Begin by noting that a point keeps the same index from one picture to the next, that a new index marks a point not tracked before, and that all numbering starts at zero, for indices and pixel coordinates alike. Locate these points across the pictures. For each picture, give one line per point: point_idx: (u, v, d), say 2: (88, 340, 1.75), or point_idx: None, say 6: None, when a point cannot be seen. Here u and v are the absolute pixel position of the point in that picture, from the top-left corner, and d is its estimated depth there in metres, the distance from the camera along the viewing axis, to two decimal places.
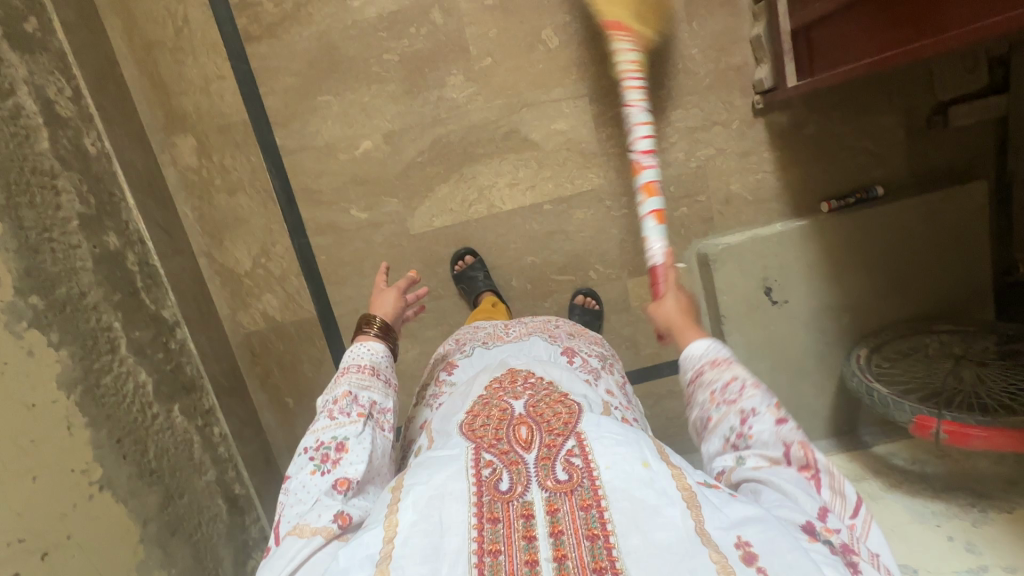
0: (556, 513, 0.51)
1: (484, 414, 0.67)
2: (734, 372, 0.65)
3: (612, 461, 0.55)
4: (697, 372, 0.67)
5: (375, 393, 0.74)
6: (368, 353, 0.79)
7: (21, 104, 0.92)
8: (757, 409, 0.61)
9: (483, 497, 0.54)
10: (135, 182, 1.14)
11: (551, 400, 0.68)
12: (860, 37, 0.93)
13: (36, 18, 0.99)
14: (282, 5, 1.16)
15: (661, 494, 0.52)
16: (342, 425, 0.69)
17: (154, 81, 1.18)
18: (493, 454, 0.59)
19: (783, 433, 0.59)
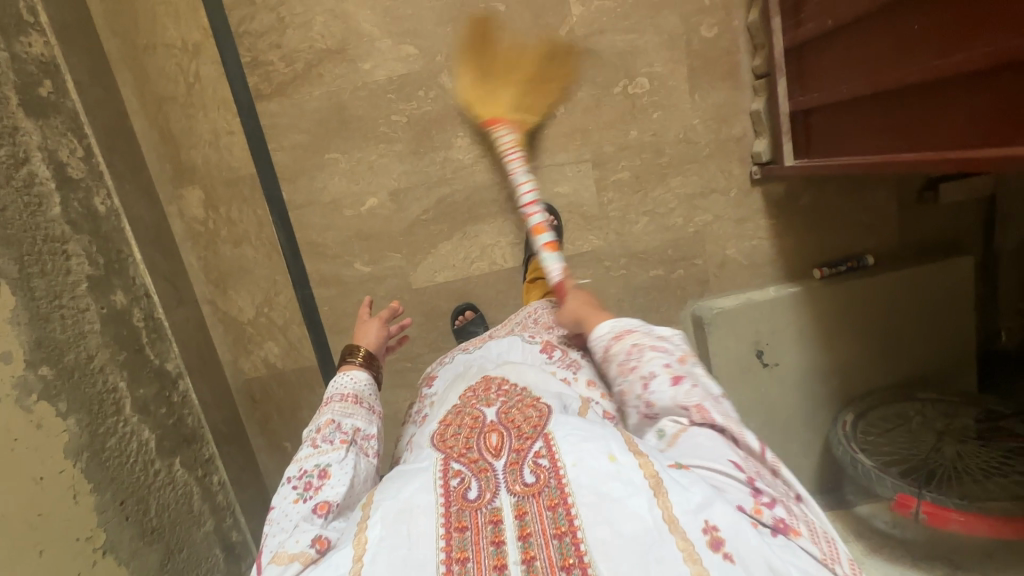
0: (524, 517, 0.53)
1: (457, 423, 0.68)
2: (631, 342, 0.73)
3: (578, 456, 0.55)
4: (606, 349, 0.76)
5: (357, 419, 0.77)
6: (351, 382, 0.84)
7: (34, 171, 0.93)
8: (656, 373, 0.69)
9: (451, 507, 0.55)
10: (142, 236, 1.15)
11: (523, 405, 0.68)
12: (856, 132, 0.96)
13: (51, 81, 1.01)
14: (293, 65, 1.17)
15: (626, 484, 0.52)
16: (325, 453, 0.71)
17: (163, 134, 1.20)
18: (461, 463, 0.60)
19: (681, 396, 0.66)
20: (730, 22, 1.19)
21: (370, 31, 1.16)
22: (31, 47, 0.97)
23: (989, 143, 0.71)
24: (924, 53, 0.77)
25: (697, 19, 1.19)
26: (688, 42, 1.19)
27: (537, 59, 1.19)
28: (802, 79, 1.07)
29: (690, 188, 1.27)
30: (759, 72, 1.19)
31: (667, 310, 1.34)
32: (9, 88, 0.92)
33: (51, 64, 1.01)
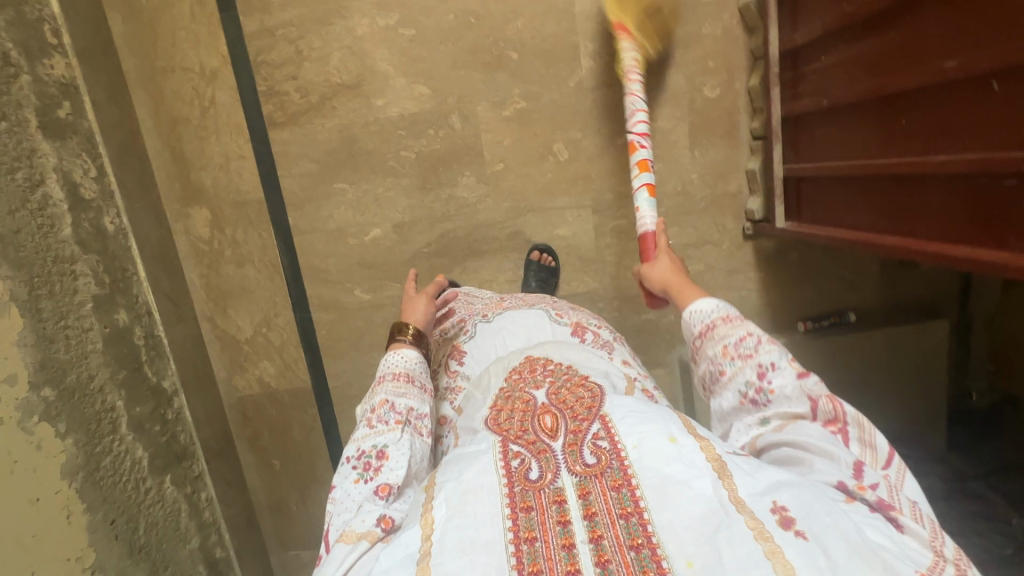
0: (587, 497, 0.53)
1: (508, 407, 0.70)
2: (748, 329, 0.67)
3: (639, 439, 0.56)
4: (709, 326, 0.71)
5: (410, 399, 0.78)
6: (402, 361, 0.83)
7: (49, 193, 0.95)
8: (777, 364, 0.64)
9: (514, 487, 0.55)
10: (148, 254, 1.17)
11: (572, 387, 0.71)
12: (843, 208, 1.01)
13: (69, 103, 1.02)
14: (308, 96, 1.20)
15: (690, 467, 0.52)
16: (381, 434, 0.73)
17: (175, 155, 1.22)
18: (520, 445, 0.60)
19: (808, 386, 0.62)
20: (732, 84, 1.24)
21: (385, 69, 1.20)
22: (52, 69, 1.00)
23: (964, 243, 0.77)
24: (908, 147, 0.83)
25: (701, 80, 1.24)
26: (690, 101, 1.24)
27: (545, 107, 1.23)
28: (796, 149, 1.12)
29: (684, 238, 1.32)
30: (756, 134, 1.24)
31: (656, 353, 1.39)
32: (30, 110, 0.93)
33: (71, 84, 1.03)
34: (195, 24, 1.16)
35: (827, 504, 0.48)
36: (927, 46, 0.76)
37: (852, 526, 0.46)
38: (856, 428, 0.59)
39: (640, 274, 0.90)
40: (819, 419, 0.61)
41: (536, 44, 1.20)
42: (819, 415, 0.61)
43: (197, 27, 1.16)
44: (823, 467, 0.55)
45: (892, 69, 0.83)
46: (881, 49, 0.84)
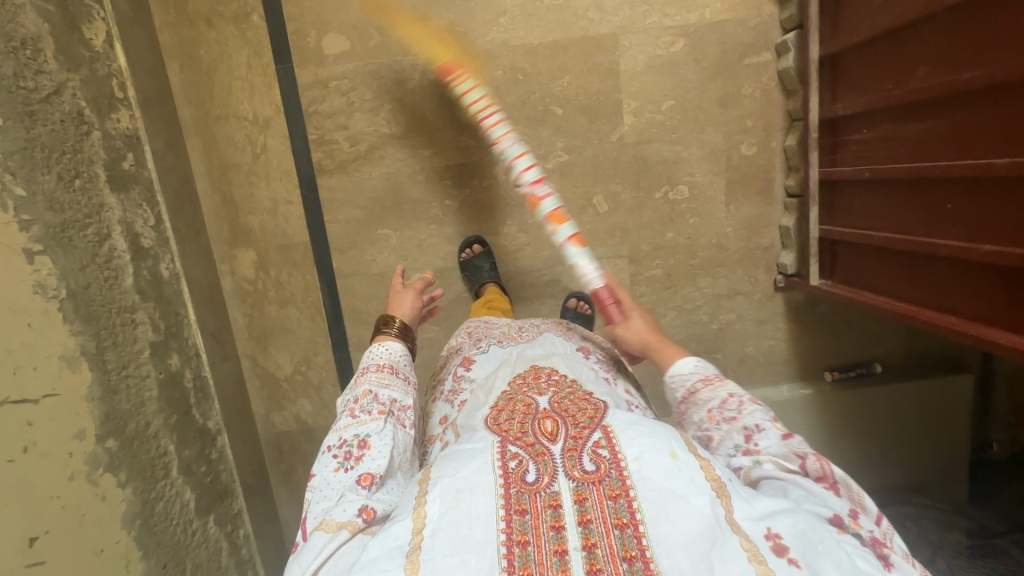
0: (584, 503, 0.53)
1: (508, 408, 0.69)
2: (729, 391, 0.74)
3: (640, 452, 0.57)
4: (692, 390, 0.77)
5: (394, 390, 0.79)
6: (386, 352, 0.85)
7: (114, 245, 0.98)
8: (761, 425, 0.69)
9: (510, 489, 0.55)
10: (197, 296, 1.20)
11: (575, 397, 0.70)
12: (881, 275, 1.05)
13: (133, 154, 1.05)
14: (357, 146, 1.23)
15: (689, 483, 0.53)
16: (365, 423, 0.72)
17: (225, 198, 1.25)
18: (518, 446, 0.60)
19: (795, 445, 0.65)
20: (769, 143, 1.27)
21: (433, 121, 1.23)
22: (118, 122, 1.03)
23: (1010, 330, 0.80)
24: (954, 229, 0.86)
25: (739, 138, 1.27)
26: (728, 157, 1.28)
27: (587, 161, 1.26)
28: (832, 211, 1.16)
29: (717, 288, 1.35)
30: (791, 191, 1.27)
31: None
32: (98, 165, 0.96)
33: (134, 135, 1.06)
34: (251, 74, 1.19)
35: (820, 532, 0.51)
36: (978, 139, 0.79)
37: (843, 555, 0.49)
38: (849, 486, 0.62)
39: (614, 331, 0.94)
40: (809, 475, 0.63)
41: (581, 101, 1.23)
42: (809, 471, 0.63)
43: (252, 77, 1.19)
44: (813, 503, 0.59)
45: (939, 153, 0.86)
46: (927, 132, 0.88)
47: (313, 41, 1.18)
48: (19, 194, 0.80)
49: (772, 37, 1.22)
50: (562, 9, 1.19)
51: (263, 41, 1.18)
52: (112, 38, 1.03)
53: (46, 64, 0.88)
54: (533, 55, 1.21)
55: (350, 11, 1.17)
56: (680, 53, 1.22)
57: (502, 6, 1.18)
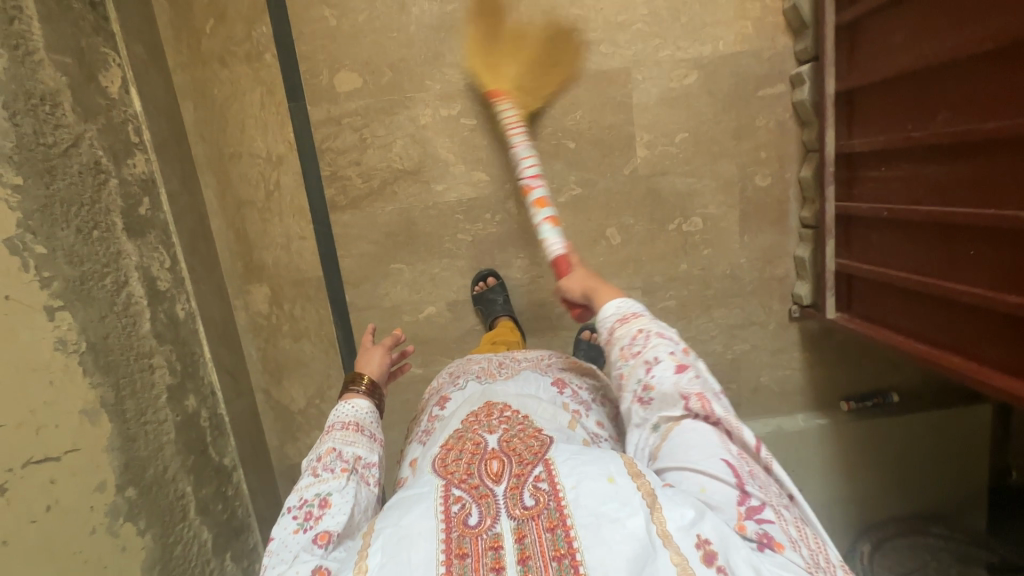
0: (523, 541, 0.50)
1: (457, 448, 0.64)
2: (640, 327, 0.71)
3: (578, 480, 0.53)
4: (610, 331, 0.75)
5: (358, 447, 0.72)
6: (352, 410, 0.78)
7: (131, 291, 0.99)
8: (660, 357, 0.68)
9: (452, 533, 0.51)
10: (212, 334, 1.20)
11: (525, 435, 0.65)
12: (902, 315, 1.03)
13: (148, 198, 1.06)
14: (370, 181, 1.23)
15: (624, 505, 0.50)
16: (325, 481, 0.66)
17: (239, 234, 1.25)
18: (462, 488, 0.56)
19: (682, 384, 0.65)
20: (783, 174, 1.26)
21: (446, 156, 1.23)
22: (134, 167, 1.03)
23: None
24: (977, 277, 0.85)
25: (753, 169, 1.26)
26: (742, 189, 1.27)
27: (601, 194, 1.26)
28: (849, 245, 1.15)
29: (732, 319, 1.34)
30: (806, 222, 1.26)
31: None
32: (115, 213, 0.97)
33: (149, 179, 1.07)
34: (263, 112, 1.19)
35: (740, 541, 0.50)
36: (1002, 190, 0.78)
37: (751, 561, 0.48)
38: (732, 425, 0.63)
39: (562, 290, 0.97)
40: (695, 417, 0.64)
41: (593, 134, 1.23)
42: (691, 411, 0.64)
43: (265, 115, 1.20)
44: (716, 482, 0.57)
45: (960, 199, 0.85)
46: (948, 176, 0.87)
47: (326, 78, 1.18)
48: (40, 251, 0.80)
49: (786, 69, 1.21)
50: (574, 43, 1.18)
51: (276, 80, 1.18)
52: (128, 84, 1.04)
53: (64, 118, 0.88)
54: (545, 89, 1.20)
55: (362, 49, 1.17)
56: (693, 86, 1.21)
57: (514, 41, 1.18)
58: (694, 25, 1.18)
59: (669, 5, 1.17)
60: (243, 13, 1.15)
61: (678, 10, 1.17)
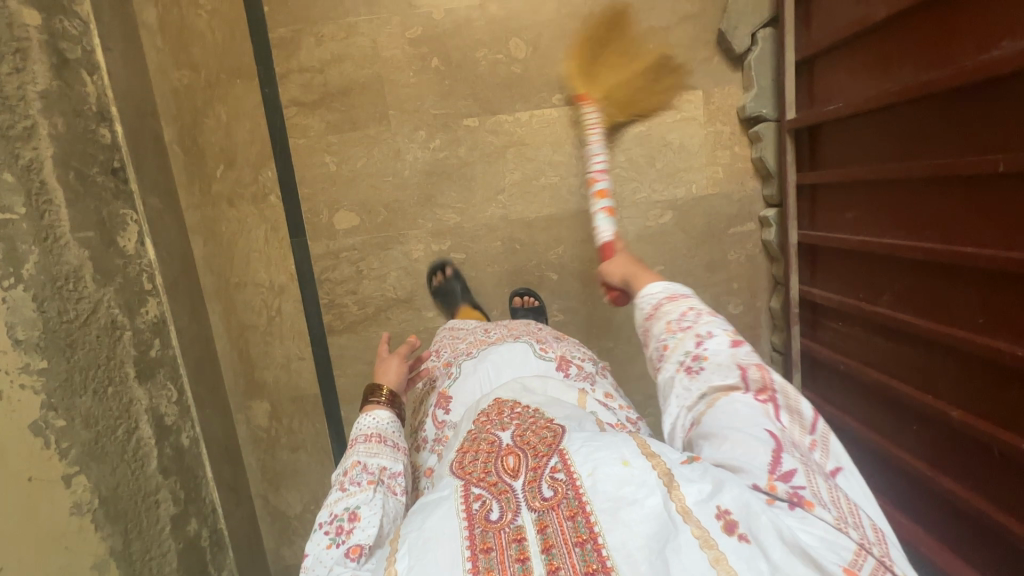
0: (545, 532, 0.42)
1: (471, 451, 0.56)
2: (690, 303, 0.62)
3: (595, 466, 0.45)
4: (655, 306, 0.65)
5: (384, 458, 0.69)
6: (374, 421, 0.73)
7: (141, 434, 1.07)
8: (715, 333, 0.59)
9: (474, 529, 0.44)
10: (214, 453, 1.28)
11: (538, 426, 0.57)
12: (857, 462, 1.10)
13: (159, 339, 1.15)
14: (365, 308, 1.32)
15: (642, 485, 0.43)
16: (354, 495, 0.63)
17: (242, 355, 1.34)
18: (481, 486, 0.48)
19: (739, 355, 0.57)
20: (755, 302, 1.33)
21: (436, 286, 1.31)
22: (147, 314, 1.12)
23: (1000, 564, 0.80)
24: (919, 452, 0.92)
25: (725, 298, 1.33)
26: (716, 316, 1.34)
27: (580, 320, 1.33)
28: (813, 381, 1.22)
29: None
30: (777, 347, 1.33)
31: None
32: (128, 364, 1.05)
33: (161, 321, 1.16)
34: (267, 246, 1.28)
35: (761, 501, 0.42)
36: (938, 379, 0.86)
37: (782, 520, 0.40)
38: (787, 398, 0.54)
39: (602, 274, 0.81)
40: (750, 389, 0.54)
41: (574, 267, 1.31)
42: (749, 384, 0.55)
43: (269, 249, 1.29)
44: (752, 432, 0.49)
45: (906, 377, 0.93)
46: (894, 351, 0.94)
47: (325, 217, 1.27)
48: (61, 423, 0.89)
49: (755, 209, 1.29)
50: (556, 186, 1.27)
51: (280, 218, 1.27)
52: (144, 237, 1.13)
53: (85, 289, 0.97)
54: (529, 226, 1.29)
55: (359, 191, 1.26)
56: (668, 224, 1.29)
57: (501, 184, 1.27)
58: (669, 170, 1.27)
59: (645, 152, 1.26)
60: (251, 159, 1.24)
61: (653, 156, 1.26)
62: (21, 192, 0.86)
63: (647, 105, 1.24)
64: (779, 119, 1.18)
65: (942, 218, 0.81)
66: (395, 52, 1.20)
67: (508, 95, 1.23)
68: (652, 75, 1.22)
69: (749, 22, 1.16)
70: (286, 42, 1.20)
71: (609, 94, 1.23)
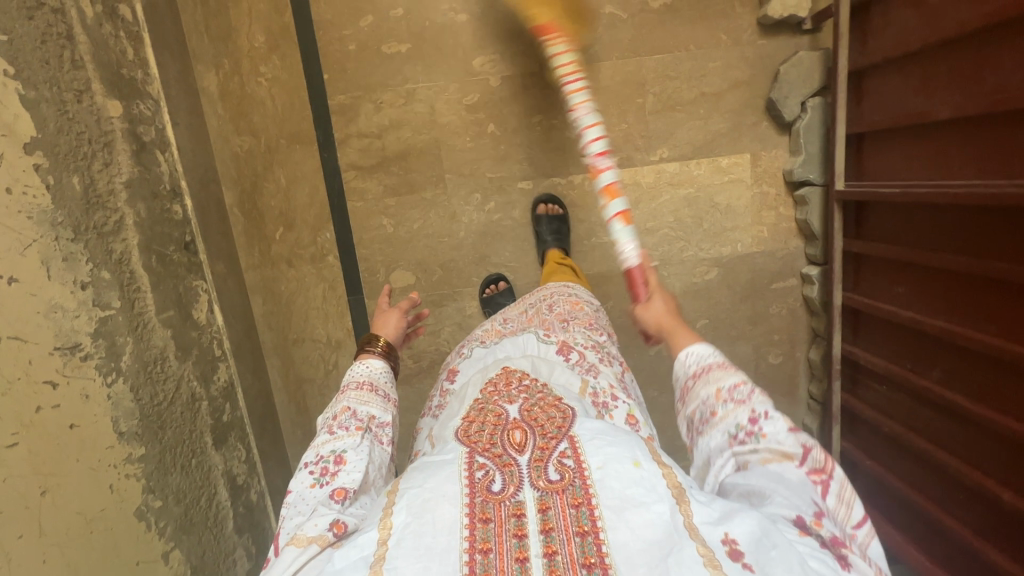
0: (547, 512, 0.48)
1: (478, 420, 0.62)
2: (744, 376, 0.59)
3: (604, 461, 0.52)
4: (703, 368, 0.62)
5: (372, 406, 0.73)
6: (366, 369, 0.80)
7: (218, 497, 1.11)
8: (772, 412, 0.55)
9: (475, 498, 0.50)
10: (278, 503, 1.32)
11: (545, 404, 0.63)
12: (895, 514, 1.16)
13: (228, 402, 1.18)
14: (419, 362, 1.36)
15: (649, 491, 0.49)
16: (341, 439, 0.68)
17: (300, 407, 1.38)
18: (486, 456, 0.55)
19: (805, 438, 0.52)
20: (794, 353, 1.39)
21: None
22: (218, 380, 1.15)
23: None
24: (967, 521, 0.98)
25: (766, 349, 1.39)
26: (756, 366, 1.40)
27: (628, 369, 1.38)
28: (852, 432, 1.27)
29: None
30: (814, 397, 1.40)
31: None
32: (206, 433, 1.09)
33: (229, 384, 1.19)
34: (325, 304, 1.32)
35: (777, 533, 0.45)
36: (985, 457, 0.93)
37: (797, 558, 0.43)
38: (844, 488, 0.51)
39: (634, 317, 0.77)
40: (806, 467, 0.51)
41: (623, 321, 1.35)
42: (807, 461, 0.51)
43: (327, 306, 1.32)
44: (782, 498, 0.50)
45: (953, 451, 0.99)
46: (943, 426, 1.00)
47: (382, 275, 1.30)
48: (157, 504, 0.93)
49: (797, 265, 1.33)
50: (606, 245, 1.30)
51: (338, 277, 1.30)
52: (213, 304, 1.16)
53: (169, 369, 1.00)
54: None
55: (415, 251, 1.29)
56: (714, 280, 1.33)
57: None
58: (716, 230, 1.31)
59: (693, 213, 1.30)
60: (310, 221, 1.27)
61: (701, 217, 1.30)
62: (115, 286, 0.89)
63: (697, 168, 1.27)
64: (825, 184, 1.23)
65: (1002, 319, 0.86)
66: (452, 117, 1.23)
67: (562, 159, 1.25)
68: (702, 140, 1.26)
69: (799, 92, 1.19)
70: (345, 108, 1.22)
71: (660, 157, 1.26)
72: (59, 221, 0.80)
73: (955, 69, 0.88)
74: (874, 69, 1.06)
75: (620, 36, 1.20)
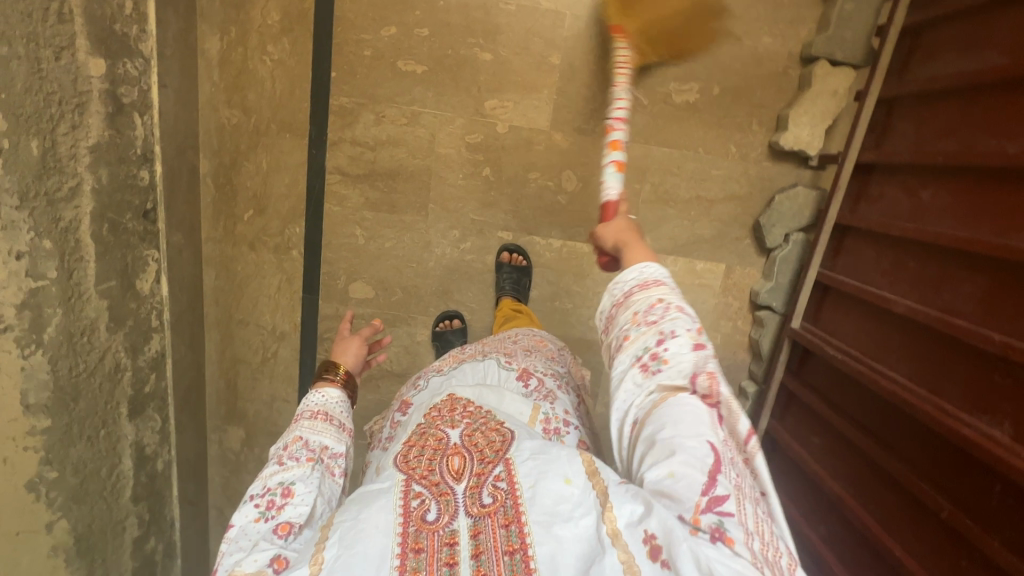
0: (478, 536, 0.47)
1: (419, 444, 0.59)
2: (662, 295, 0.55)
3: (534, 479, 0.49)
4: (625, 295, 0.57)
5: (326, 437, 0.63)
6: (321, 399, 0.69)
7: (120, 467, 1.09)
8: (678, 331, 0.52)
9: (409, 526, 0.47)
10: (183, 473, 1.31)
11: (488, 428, 0.58)
12: None
13: (155, 371, 1.15)
14: None
15: (579, 505, 0.46)
16: (289, 471, 0.58)
17: (229, 384, 1.37)
18: (422, 484, 0.52)
19: (701, 360, 0.51)
20: None
21: None
22: (149, 350, 1.12)
23: None
24: None
25: None
26: None
27: None
28: None
29: None
30: None
31: None
32: (122, 404, 1.07)
33: (160, 355, 1.16)
34: (278, 294, 1.30)
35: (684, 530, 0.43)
36: None
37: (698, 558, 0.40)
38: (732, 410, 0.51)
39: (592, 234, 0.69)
40: (697, 394, 0.51)
41: None
42: (697, 389, 0.51)
43: (279, 297, 1.30)
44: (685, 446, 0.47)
45: None
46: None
47: (342, 282, 1.29)
48: (51, 475, 0.92)
49: (739, 377, 1.36)
50: (568, 312, 1.32)
51: (297, 272, 1.28)
52: (161, 274, 1.12)
53: (96, 340, 0.97)
54: None
55: (380, 269, 1.28)
56: None
57: None
58: None
59: None
60: (282, 212, 1.24)
61: None
62: (55, 256, 0.86)
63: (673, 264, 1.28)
64: (785, 313, 1.26)
65: (891, 514, 0.92)
66: (451, 151, 1.20)
67: (547, 220, 1.25)
68: (685, 240, 1.27)
69: (786, 225, 1.21)
70: (346, 110, 1.17)
71: None
72: (4, 187, 0.76)
73: (920, 270, 0.92)
74: (856, 231, 1.08)
75: (635, 120, 1.20)
